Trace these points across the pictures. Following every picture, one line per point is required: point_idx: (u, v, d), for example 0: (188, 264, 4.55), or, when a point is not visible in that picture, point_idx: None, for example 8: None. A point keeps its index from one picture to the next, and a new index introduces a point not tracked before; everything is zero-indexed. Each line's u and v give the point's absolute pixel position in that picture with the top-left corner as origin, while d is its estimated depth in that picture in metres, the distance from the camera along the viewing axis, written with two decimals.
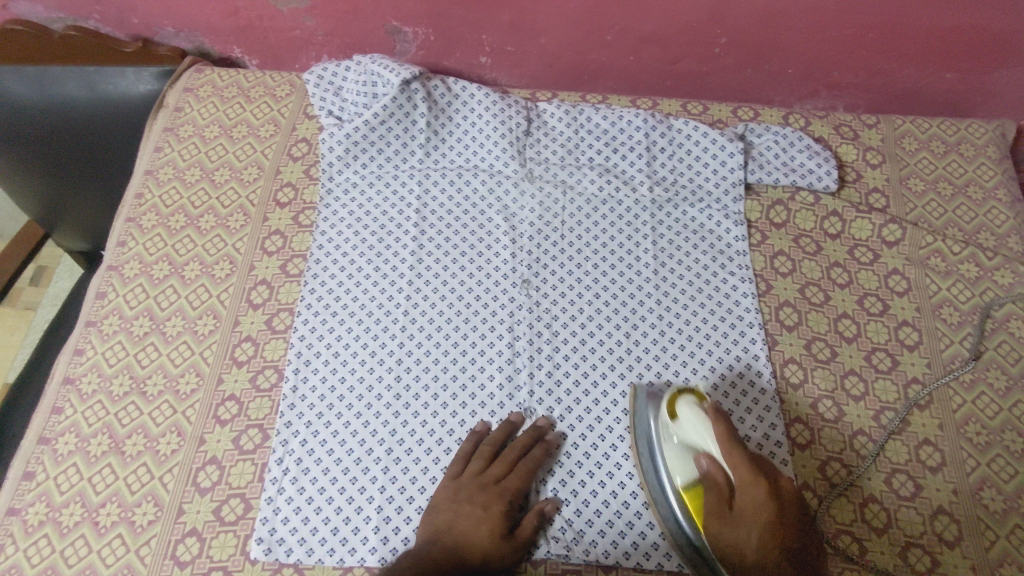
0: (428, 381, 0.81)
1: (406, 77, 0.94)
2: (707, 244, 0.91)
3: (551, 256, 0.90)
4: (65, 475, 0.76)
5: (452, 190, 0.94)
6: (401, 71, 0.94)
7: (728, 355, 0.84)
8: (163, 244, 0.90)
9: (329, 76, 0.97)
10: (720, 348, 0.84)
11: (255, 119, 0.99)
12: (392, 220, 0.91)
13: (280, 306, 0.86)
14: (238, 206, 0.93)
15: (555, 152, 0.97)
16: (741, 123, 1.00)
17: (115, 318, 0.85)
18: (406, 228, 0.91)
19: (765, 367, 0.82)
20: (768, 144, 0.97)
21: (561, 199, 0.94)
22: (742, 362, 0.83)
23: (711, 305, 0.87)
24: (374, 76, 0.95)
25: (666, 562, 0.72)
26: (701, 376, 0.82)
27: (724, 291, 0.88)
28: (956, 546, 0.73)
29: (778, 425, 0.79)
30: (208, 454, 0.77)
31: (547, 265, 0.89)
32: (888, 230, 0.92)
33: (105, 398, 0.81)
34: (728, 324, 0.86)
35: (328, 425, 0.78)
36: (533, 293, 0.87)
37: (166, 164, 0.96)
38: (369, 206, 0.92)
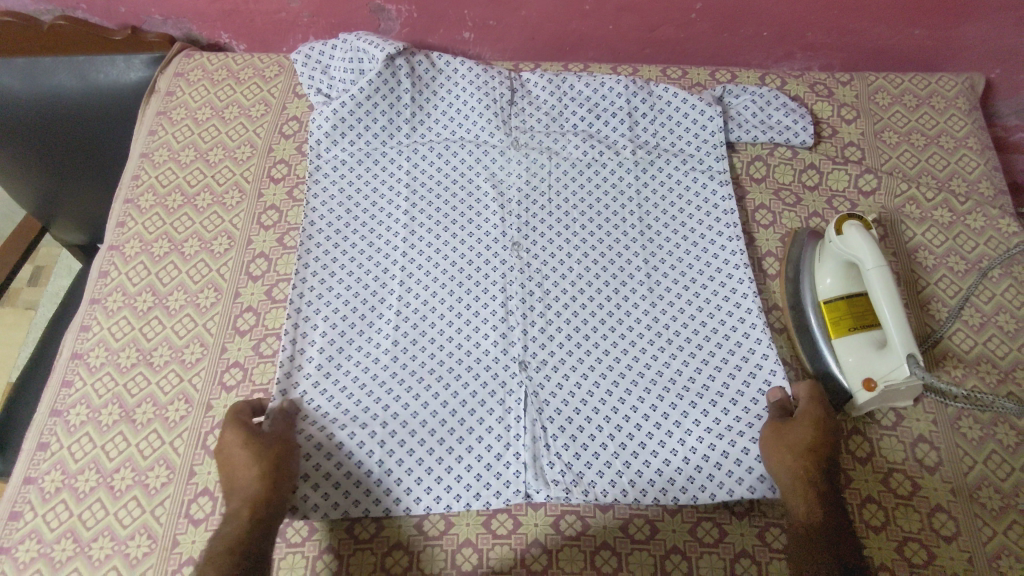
0: (425, 340, 0.84)
1: (390, 52, 0.95)
2: (692, 205, 0.93)
3: (540, 221, 0.93)
4: (78, 444, 0.79)
5: (441, 172, 0.96)
6: (385, 45, 0.95)
7: (717, 310, 0.86)
8: (161, 223, 0.93)
9: (314, 53, 0.97)
10: (710, 304, 0.87)
11: (245, 100, 1.02)
12: (383, 195, 0.94)
13: (279, 277, 0.89)
14: (233, 182, 0.95)
15: (539, 121, 0.99)
16: (719, 86, 1.02)
17: (119, 295, 0.88)
18: (397, 201, 0.93)
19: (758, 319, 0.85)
20: (745, 103, 0.99)
21: (547, 165, 0.96)
22: (729, 310, 0.86)
23: (699, 264, 0.90)
24: (358, 51, 0.97)
25: (663, 498, 0.75)
26: (692, 330, 0.85)
27: (711, 253, 0.90)
28: (935, 472, 0.77)
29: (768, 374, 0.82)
30: (216, 419, 0.80)
31: (536, 229, 0.92)
32: (864, 180, 0.95)
33: (113, 370, 0.83)
34: (716, 282, 0.88)
35: (326, 391, 0.80)
36: (524, 255, 0.90)
37: (161, 146, 0.98)
38: (360, 185, 0.93)
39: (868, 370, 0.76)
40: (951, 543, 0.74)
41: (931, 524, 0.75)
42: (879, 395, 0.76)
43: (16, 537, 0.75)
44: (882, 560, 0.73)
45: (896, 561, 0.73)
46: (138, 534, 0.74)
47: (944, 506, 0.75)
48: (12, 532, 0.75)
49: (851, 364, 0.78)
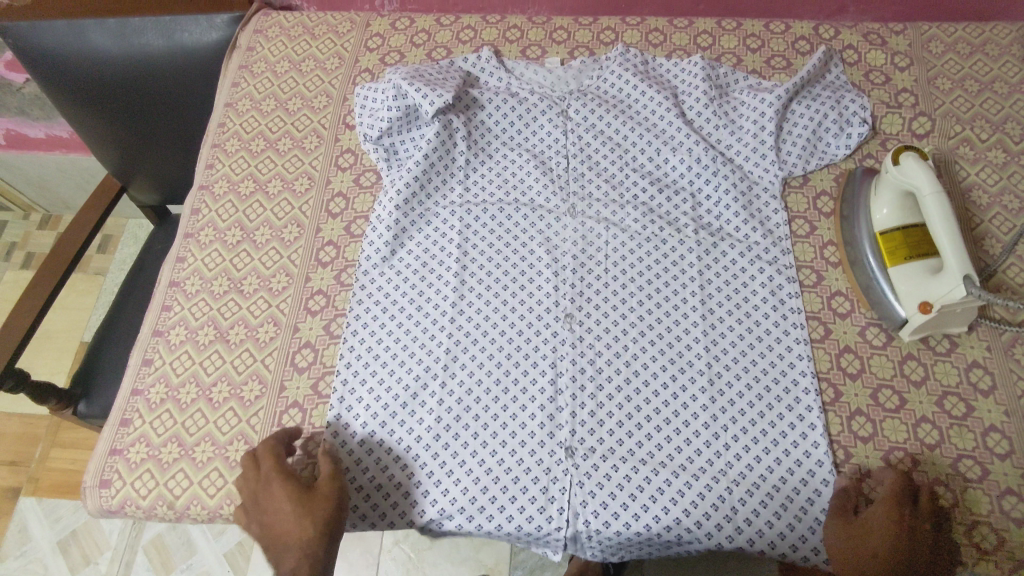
0: (468, 418, 0.80)
1: (439, 105, 0.91)
2: (759, 294, 0.86)
3: (595, 291, 0.87)
4: (179, 361, 0.86)
5: (494, 235, 0.91)
6: (433, 99, 0.91)
7: (782, 418, 0.79)
8: (246, 165, 1.00)
9: (368, 101, 0.96)
10: (773, 411, 0.80)
11: (321, 54, 1.08)
12: (436, 261, 0.89)
13: (357, 214, 0.95)
14: (312, 129, 1.02)
15: (598, 187, 0.94)
16: (795, 84, 0.96)
17: (211, 230, 0.95)
18: (448, 263, 0.89)
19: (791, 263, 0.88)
20: (807, 106, 0.96)
21: (600, 233, 0.91)
22: (789, 394, 0.80)
23: (765, 366, 0.82)
24: (404, 90, 0.93)
25: None
26: (753, 428, 0.79)
27: (767, 259, 0.88)
28: (990, 394, 0.80)
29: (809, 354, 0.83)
30: (303, 339, 0.87)
31: (591, 298, 0.87)
32: (918, 123, 0.98)
33: (207, 296, 0.90)
34: (781, 386, 0.81)
35: (369, 467, 0.79)
36: (577, 327, 0.85)
37: (245, 97, 1.05)
38: (415, 250, 0.90)
39: (924, 295, 0.79)
40: (1004, 460, 0.76)
41: (985, 443, 0.77)
42: (934, 317, 0.79)
43: (127, 441, 0.82)
44: (936, 475, 0.76)
45: (950, 476, 0.76)
46: (236, 439, 0.81)
47: (998, 426, 0.78)
48: (123, 437, 0.82)
49: (907, 291, 0.81)
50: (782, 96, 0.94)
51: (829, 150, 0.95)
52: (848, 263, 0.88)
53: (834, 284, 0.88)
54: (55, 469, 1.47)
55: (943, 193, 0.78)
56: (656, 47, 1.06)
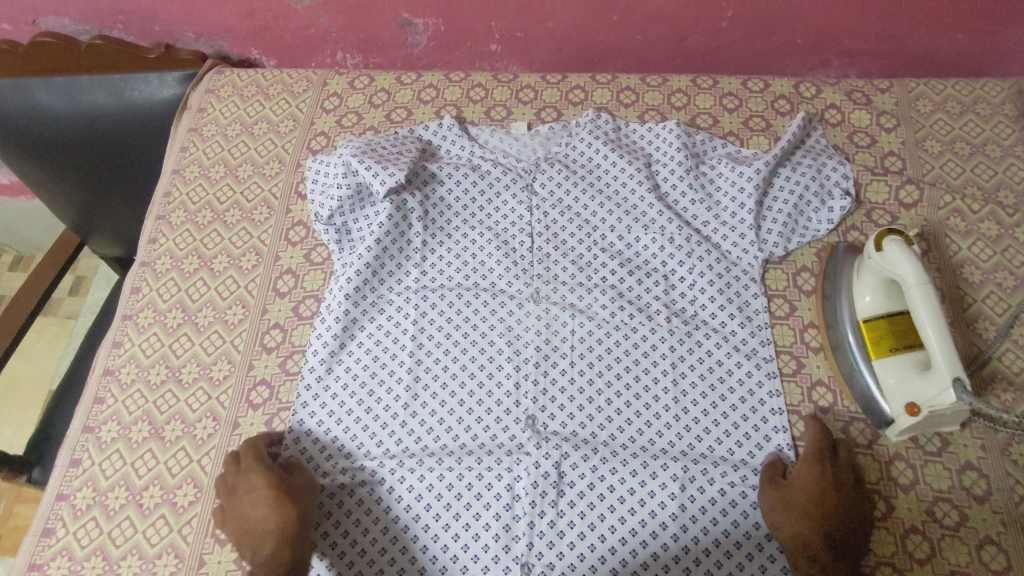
0: (418, 531, 0.75)
1: (392, 184, 0.87)
2: (735, 391, 0.80)
3: (559, 387, 0.81)
4: (109, 462, 0.80)
5: (451, 322, 0.85)
6: (386, 180, 0.87)
7: (757, 530, 0.74)
8: (191, 239, 0.93)
9: (320, 174, 0.92)
10: (748, 521, 0.74)
11: (275, 115, 1.02)
12: (389, 354, 0.83)
13: (307, 293, 0.89)
14: (262, 199, 0.96)
15: (565, 268, 0.88)
16: (771, 156, 0.91)
17: (150, 312, 0.89)
18: (402, 357, 0.83)
19: (771, 351, 0.82)
20: (786, 179, 0.91)
21: (565, 321, 0.85)
22: None
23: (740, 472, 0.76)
24: (354, 168, 0.88)
25: None
26: (725, 543, 0.73)
27: (744, 350, 0.82)
28: (986, 501, 0.73)
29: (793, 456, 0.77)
30: (243, 437, 0.80)
31: (554, 392, 0.81)
32: (905, 192, 0.92)
33: (143, 387, 0.84)
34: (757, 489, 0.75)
35: None
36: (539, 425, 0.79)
37: (193, 163, 0.99)
38: (368, 343, 0.84)
39: (911, 394, 0.73)
40: None
41: (980, 558, 0.71)
42: (922, 419, 0.73)
43: (48, 554, 0.76)
44: None
45: None
46: (165, 553, 0.75)
47: (994, 538, 0.71)
48: (44, 549, 0.76)
49: (894, 388, 0.75)
50: (761, 169, 0.90)
51: (810, 226, 0.90)
52: (831, 350, 0.82)
53: (815, 372, 0.82)
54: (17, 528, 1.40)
55: (931, 285, 0.71)
56: (627, 107, 1.00)
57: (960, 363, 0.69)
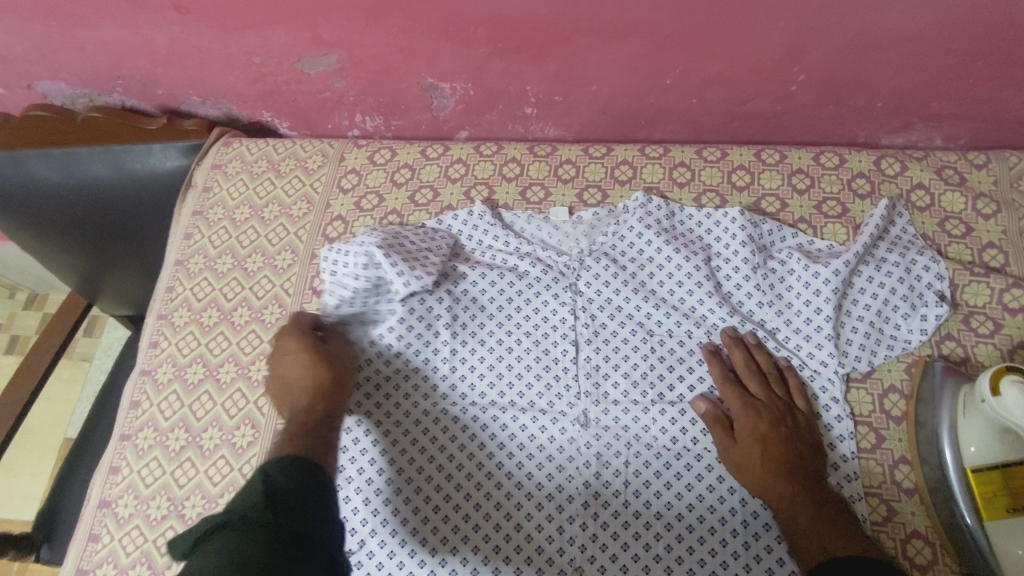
0: None
1: (416, 286, 0.78)
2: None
3: (611, 532, 0.71)
4: None
5: (486, 451, 0.75)
6: (403, 286, 0.77)
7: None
8: (196, 343, 0.85)
9: (329, 269, 0.82)
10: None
11: (287, 196, 0.93)
12: (415, 487, 0.74)
13: None
14: (273, 295, 0.86)
15: (616, 385, 0.77)
16: (853, 255, 0.79)
17: (150, 432, 0.80)
18: (430, 492, 0.74)
19: (858, 489, 0.71)
20: (870, 280, 0.79)
21: (617, 450, 0.74)
22: None
23: None
24: (367, 270, 0.79)
25: None
26: None
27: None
28: None
29: None
30: None
31: (605, 540, 0.71)
32: (1011, 295, 0.79)
33: (143, 523, 0.75)
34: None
35: None
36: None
37: (197, 253, 0.91)
38: (390, 472, 0.74)
39: None
40: None
41: None
42: None
43: None
44: None
45: None
46: None
47: None
48: None
49: (1013, 558, 0.63)
50: (841, 271, 0.78)
51: (899, 335, 0.77)
52: (930, 494, 0.70)
53: (910, 520, 0.70)
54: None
55: None
56: (682, 186, 0.89)
57: None
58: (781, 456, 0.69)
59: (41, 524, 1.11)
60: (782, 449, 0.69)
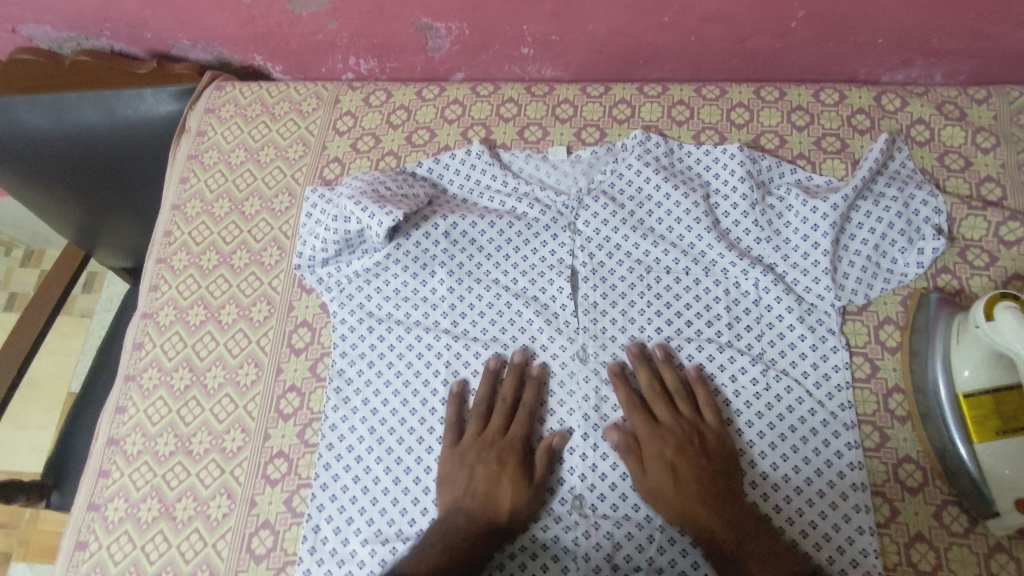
0: None
1: (391, 223, 0.76)
2: (811, 463, 0.71)
3: (609, 462, 0.73)
4: (118, 544, 0.74)
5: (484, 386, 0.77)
6: (381, 218, 0.76)
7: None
8: (196, 287, 0.85)
9: (318, 210, 0.83)
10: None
11: (282, 139, 0.92)
12: (418, 418, 0.75)
13: (324, 350, 0.80)
14: (272, 238, 0.86)
15: (614, 322, 0.78)
16: (851, 189, 0.79)
17: (154, 372, 0.81)
18: (431, 424, 0.75)
19: (851, 417, 0.73)
20: (868, 214, 0.79)
21: (617, 385, 0.76)
22: None
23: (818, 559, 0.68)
24: (349, 209, 0.78)
25: None
26: None
27: (812, 424, 0.73)
28: None
29: (872, 539, 0.68)
30: (261, 518, 0.73)
31: (606, 469, 0.72)
32: (1007, 228, 0.79)
33: (151, 459, 0.77)
34: (813, 468, 0.71)
35: None
36: (589, 510, 0.71)
37: (194, 197, 0.90)
38: (393, 405, 0.76)
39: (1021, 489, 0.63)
40: None
41: None
42: None
43: None
44: None
45: None
46: None
47: None
48: None
49: (998, 477, 0.65)
50: (838, 204, 0.78)
51: (896, 268, 0.78)
52: (920, 421, 0.72)
53: (902, 445, 0.72)
54: (47, 532, 1.39)
55: None
56: (680, 125, 0.88)
57: None
58: (688, 479, 0.68)
59: (49, 471, 1.12)
60: (689, 469, 0.69)
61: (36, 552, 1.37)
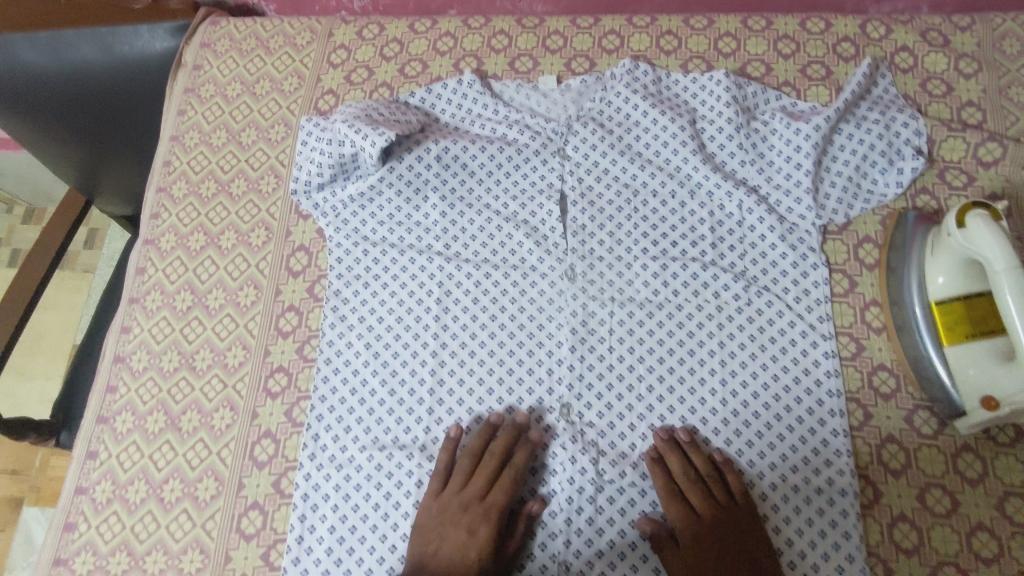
0: None
1: (384, 144, 0.78)
2: (790, 372, 0.75)
3: (596, 374, 0.76)
4: (126, 454, 0.77)
5: (476, 303, 0.79)
6: (374, 138, 0.78)
7: (810, 526, 0.69)
8: (195, 213, 0.87)
9: (312, 136, 0.85)
10: (800, 515, 0.70)
11: (277, 72, 0.94)
12: (411, 335, 0.79)
13: (321, 272, 0.83)
14: (269, 167, 0.88)
15: (602, 243, 0.81)
16: (835, 111, 0.81)
17: (157, 294, 0.84)
18: (424, 339, 0.78)
19: (829, 329, 0.76)
20: (851, 136, 0.81)
21: (604, 303, 0.78)
22: (822, 496, 0.70)
23: (793, 459, 0.72)
24: (343, 133, 0.80)
25: None
26: (772, 527, 0.70)
27: (792, 336, 0.76)
28: None
29: (845, 441, 0.72)
30: (263, 428, 0.77)
31: (592, 383, 0.75)
32: (985, 149, 0.81)
33: (156, 375, 0.80)
34: (791, 378, 0.74)
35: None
36: (576, 420, 0.74)
37: (191, 128, 0.92)
38: (388, 323, 0.79)
39: (988, 387, 0.66)
40: None
41: None
42: (1000, 415, 0.66)
43: (73, 549, 0.74)
44: None
45: None
46: (191, 548, 0.73)
47: None
48: (69, 544, 0.74)
49: (966, 379, 0.68)
50: (821, 126, 0.80)
51: (876, 189, 0.80)
52: (895, 333, 0.75)
53: (877, 355, 0.75)
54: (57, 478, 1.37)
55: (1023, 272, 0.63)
56: (668, 54, 0.90)
57: None
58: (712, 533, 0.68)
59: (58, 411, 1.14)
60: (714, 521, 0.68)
61: (46, 497, 1.36)
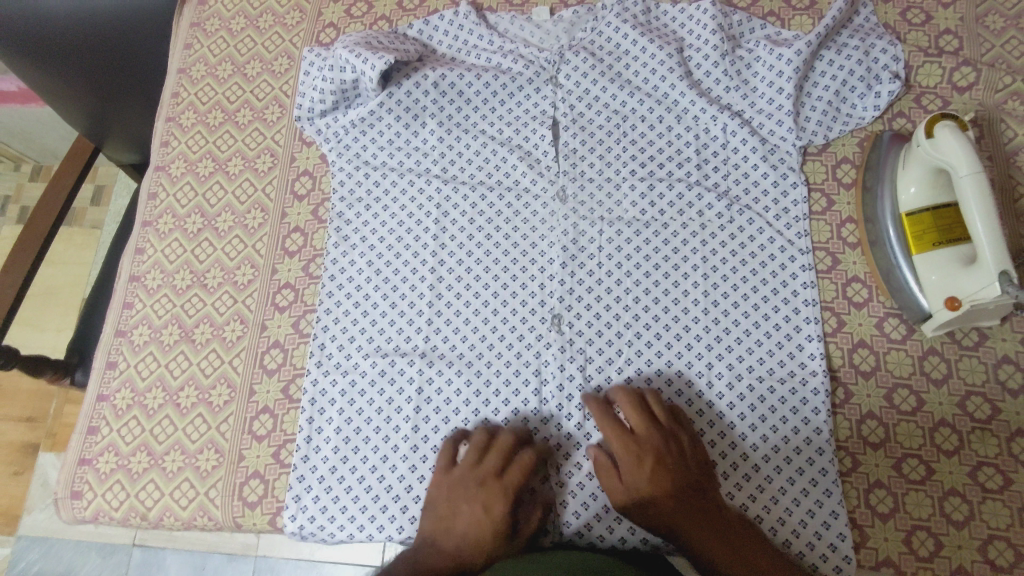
0: (457, 422, 0.76)
1: (383, 68, 0.81)
2: (769, 284, 0.79)
3: (585, 287, 0.80)
4: (144, 364, 0.83)
5: (472, 222, 0.84)
6: (372, 62, 0.81)
7: (785, 423, 0.74)
8: (204, 141, 0.92)
9: (313, 66, 0.88)
10: (775, 414, 0.75)
11: (279, 7, 0.98)
12: (411, 252, 0.83)
13: (324, 196, 0.87)
14: (273, 98, 0.93)
15: (592, 165, 0.85)
16: (817, 35, 0.83)
17: (169, 218, 0.89)
18: (423, 256, 0.83)
19: (807, 244, 0.80)
20: (832, 62, 0.85)
21: (593, 221, 0.82)
22: (796, 395, 0.75)
23: (770, 363, 0.76)
24: (342, 61, 0.83)
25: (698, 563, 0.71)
26: (749, 424, 0.75)
27: (771, 250, 0.80)
28: (1019, 395, 0.74)
29: (820, 345, 0.76)
30: (271, 338, 0.82)
31: (581, 296, 0.80)
32: (960, 75, 0.85)
33: (170, 292, 0.85)
34: (769, 289, 0.79)
35: (341, 471, 0.75)
36: (566, 329, 0.79)
37: (198, 61, 0.96)
38: (388, 241, 0.83)
39: (952, 288, 0.70)
40: None
41: (1009, 450, 0.72)
42: (962, 313, 0.71)
43: (97, 449, 0.80)
44: (952, 485, 0.71)
45: (967, 486, 0.71)
46: (206, 448, 0.78)
47: None
48: (93, 445, 0.80)
49: (933, 284, 0.72)
50: (803, 50, 0.83)
51: (854, 113, 0.84)
52: (870, 247, 0.79)
53: (851, 268, 0.80)
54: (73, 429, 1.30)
55: (983, 176, 0.67)
56: None
57: (1006, 253, 0.65)
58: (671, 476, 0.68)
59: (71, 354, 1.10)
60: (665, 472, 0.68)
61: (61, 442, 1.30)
